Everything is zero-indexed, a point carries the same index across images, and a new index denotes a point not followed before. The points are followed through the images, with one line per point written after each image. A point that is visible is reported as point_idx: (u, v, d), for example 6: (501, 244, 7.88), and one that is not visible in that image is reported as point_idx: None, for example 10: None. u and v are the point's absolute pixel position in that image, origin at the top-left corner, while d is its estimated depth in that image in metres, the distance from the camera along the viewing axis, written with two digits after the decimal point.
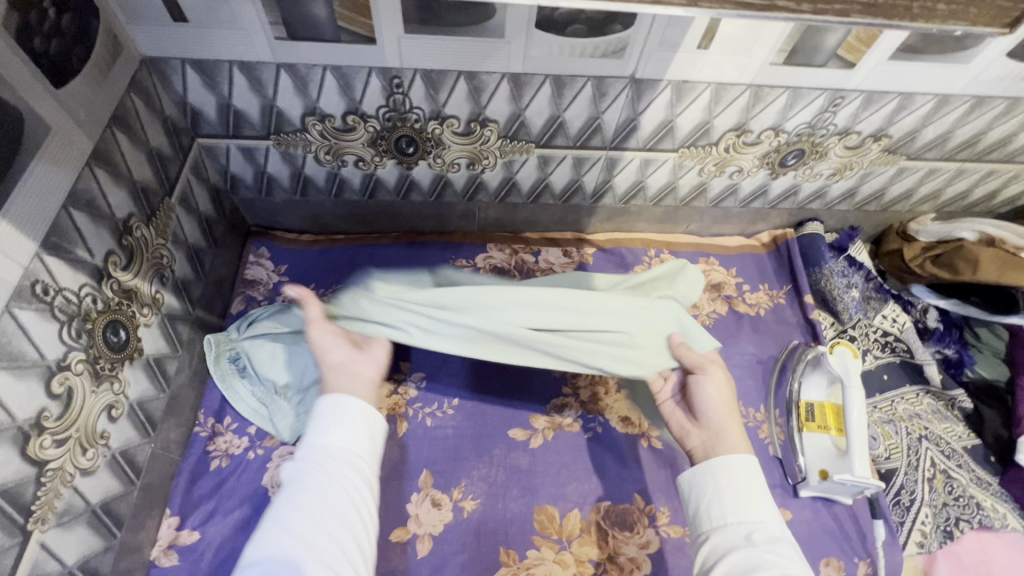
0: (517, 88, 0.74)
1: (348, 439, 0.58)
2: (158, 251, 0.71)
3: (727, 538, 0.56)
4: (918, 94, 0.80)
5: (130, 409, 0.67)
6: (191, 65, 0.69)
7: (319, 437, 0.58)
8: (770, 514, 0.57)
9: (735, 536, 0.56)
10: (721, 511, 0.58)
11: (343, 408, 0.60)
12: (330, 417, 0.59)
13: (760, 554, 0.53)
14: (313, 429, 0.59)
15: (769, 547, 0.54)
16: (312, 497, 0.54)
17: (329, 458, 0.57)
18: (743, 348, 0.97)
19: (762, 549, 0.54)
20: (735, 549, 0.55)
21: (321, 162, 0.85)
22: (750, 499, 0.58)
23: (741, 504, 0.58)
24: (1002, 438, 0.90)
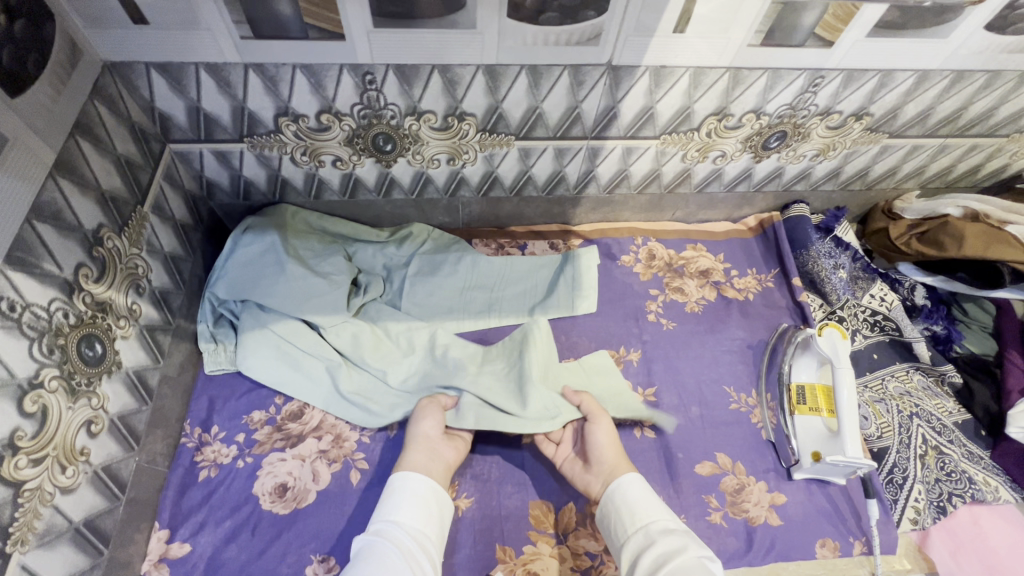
0: (493, 80, 0.73)
1: (412, 516, 0.66)
2: (132, 261, 0.69)
3: (637, 540, 0.66)
4: (898, 71, 0.79)
5: (111, 424, 0.66)
6: (156, 69, 0.67)
7: (391, 513, 0.66)
8: (658, 511, 0.68)
9: (639, 540, 0.66)
10: (624, 525, 0.68)
11: (417, 490, 0.68)
12: (404, 497, 0.68)
13: (656, 548, 0.63)
14: (387, 506, 0.67)
15: (662, 537, 0.64)
16: (373, 565, 0.60)
17: (399, 532, 0.64)
18: (732, 333, 0.96)
19: (659, 542, 0.64)
20: (641, 553, 0.64)
21: (298, 163, 0.83)
22: (637, 505, 0.69)
23: (634, 511, 0.68)
24: (992, 411, 0.90)
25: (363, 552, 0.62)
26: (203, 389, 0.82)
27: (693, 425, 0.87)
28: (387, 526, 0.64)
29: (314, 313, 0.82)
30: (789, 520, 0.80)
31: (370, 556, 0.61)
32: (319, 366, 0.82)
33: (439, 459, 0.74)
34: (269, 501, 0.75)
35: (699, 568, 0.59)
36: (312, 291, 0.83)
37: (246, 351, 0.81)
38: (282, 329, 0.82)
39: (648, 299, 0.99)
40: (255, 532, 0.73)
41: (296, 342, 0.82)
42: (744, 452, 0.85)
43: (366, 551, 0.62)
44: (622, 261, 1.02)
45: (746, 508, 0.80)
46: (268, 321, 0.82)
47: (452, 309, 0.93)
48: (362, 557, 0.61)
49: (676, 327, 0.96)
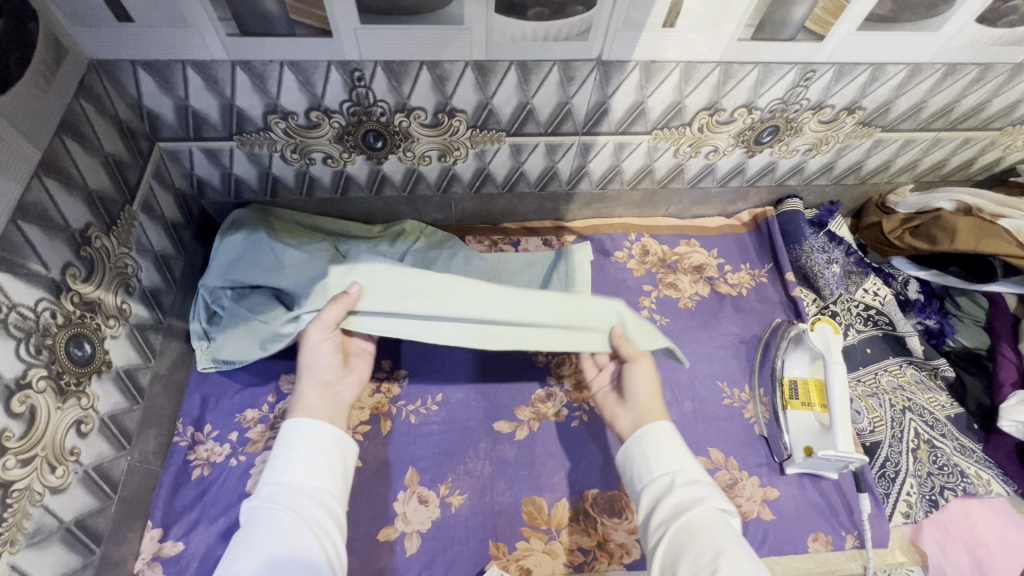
0: (482, 75, 0.73)
1: (315, 481, 0.61)
2: (121, 260, 0.69)
3: (658, 486, 0.64)
4: (889, 64, 0.78)
5: (102, 423, 0.66)
6: (143, 67, 0.67)
7: (291, 478, 0.61)
8: (684, 459, 0.65)
9: (659, 486, 0.63)
10: (647, 469, 0.66)
11: (314, 451, 0.63)
12: (301, 459, 0.62)
13: (680, 497, 0.61)
14: (284, 471, 0.61)
15: (686, 487, 0.62)
16: (270, 534, 0.56)
17: (304, 500, 0.59)
18: (725, 329, 0.96)
19: (682, 491, 0.62)
20: (663, 498, 0.62)
21: (288, 161, 0.83)
22: (664, 450, 0.66)
23: (659, 458, 0.65)
24: (985, 405, 0.91)
25: (265, 521, 0.57)
26: (196, 388, 0.82)
27: (686, 421, 0.87)
28: (292, 495, 0.59)
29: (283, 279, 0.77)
30: (781, 514, 0.80)
31: (268, 525, 0.57)
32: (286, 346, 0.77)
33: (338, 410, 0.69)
34: None
35: (722, 524, 0.58)
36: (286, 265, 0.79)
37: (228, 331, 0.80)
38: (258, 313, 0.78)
39: (642, 295, 0.99)
40: None
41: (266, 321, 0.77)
42: (736, 447, 0.85)
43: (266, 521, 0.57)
44: (615, 257, 1.02)
45: (739, 502, 0.80)
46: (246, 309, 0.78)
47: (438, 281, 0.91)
48: (264, 527, 0.56)
49: (669, 323, 0.96)
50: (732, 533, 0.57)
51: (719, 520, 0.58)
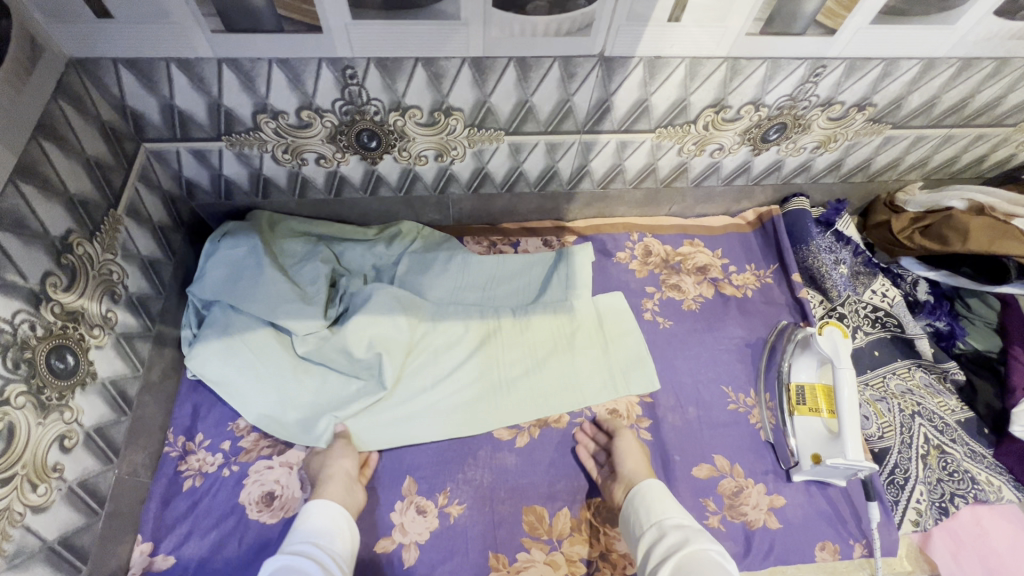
0: (480, 73, 0.70)
1: (332, 541, 0.64)
2: (105, 267, 0.67)
3: (650, 535, 0.65)
4: (903, 59, 0.76)
5: (87, 437, 0.64)
6: (125, 65, 0.64)
7: (306, 536, 0.64)
8: (672, 509, 0.67)
9: (651, 536, 0.65)
10: (639, 522, 0.68)
11: (332, 517, 0.67)
12: (320, 524, 0.65)
13: (669, 541, 0.63)
14: (305, 531, 0.64)
15: (673, 531, 0.64)
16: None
17: (318, 550, 0.62)
18: (730, 331, 0.94)
19: (671, 536, 0.63)
20: (655, 545, 0.64)
21: (280, 161, 0.80)
22: (651, 502, 0.69)
23: (650, 507, 0.68)
24: (996, 408, 0.88)
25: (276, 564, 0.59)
26: (187, 396, 0.80)
27: (690, 427, 0.85)
28: (308, 545, 0.62)
29: (287, 315, 0.78)
30: (788, 523, 0.78)
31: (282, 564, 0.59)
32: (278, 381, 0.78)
33: (352, 494, 0.72)
34: (256, 511, 0.73)
35: (710, 559, 0.58)
36: (283, 296, 0.79)
37: (210, 342, 0.77)
38: (251, 338, 0.78)
39: (645, 297, 0.96)
40: (242, 542, 0.71)
41: (258, 348, 0.78)
42: (741, 454, 0.83)
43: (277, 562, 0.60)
44: (617, 258, 1.00)
45: (745, 511, 0.79)
46: (231, 329, 0.78)
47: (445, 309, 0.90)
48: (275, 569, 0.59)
49: (672, 325, 0.94)
50: (719, 567, 0.57)
51: (707, 557, 0.59)
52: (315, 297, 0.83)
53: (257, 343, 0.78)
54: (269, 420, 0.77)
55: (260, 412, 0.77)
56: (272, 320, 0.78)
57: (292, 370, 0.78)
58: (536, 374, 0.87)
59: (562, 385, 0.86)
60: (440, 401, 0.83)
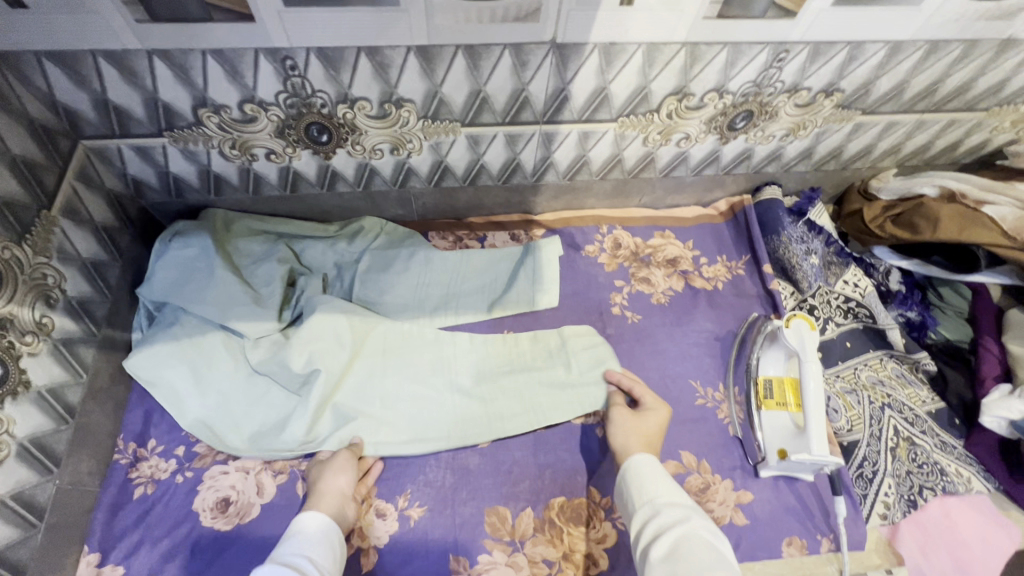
0: (428, 62, 0.67)
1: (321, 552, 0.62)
2: (39, 271, 0.64)
3: (644, 513, 0.63)
4: (868, 42, 0.73)
5: (21, 448, 0.62)
6: (50, 59, 0.61)
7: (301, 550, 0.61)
8: (665, 488, 0.65)
9: (644, 514, 0.63)
10: (632, 499, 0.66)
11: (325, 532, 0.65)
12: (313, 537, 0.63)
13: (663, 519, 0.61)
14: (295, 544, 0.62)
15: (670, 509, 0.62)
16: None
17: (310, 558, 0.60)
18: (700, 325, 0.92)
19: (666, 515, 0.61)
20: (647, 525, 0.62)
21: (228, 158, 0.77)
22: (646, 478, 0.66)
23: (641, 487, 0.66)
24: (966, 400, 0.87)
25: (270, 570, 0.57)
26: (138, 401, 0.78)
27: None
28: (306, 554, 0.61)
29: (238, 320, 0.77)
30: (756, 519, 0.77)
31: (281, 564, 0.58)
32: (227, 393, 0.76)
33: (342, 515, 0.69)
34: (210, 517, 0.71)
35: (701, 542, 0.57)
36: (235, 299, 0.77)
37: (157, 346, 0.75)
38: (206, 343, 0.77)
39: (613, 291, 0.94)
40: (194, 550, 0.69)
41: (212, 353, 0.77)
42: (709, 449, 0.82)
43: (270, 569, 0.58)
44: (586, 251, 0.97)
45: (712, 507, 0.77)
46: (182, 332, 0.76)
47: (406, 307, 0.89)
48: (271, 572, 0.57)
49: (641, 320, 0.92)
50: (713, 550, 0.56)
51: (703, 538, 0.58)
52: (267, 298, 0.80)
53: (207, 354, 0.76)
54: (206, 426, 0.75)
55: (196, 417, 0.75)
56: (222, 321, 0.76)
57: (243, 384, 0.76)
58: (500, 384, 0.83)
59: (525, 395, 0.82)
60: (413, 417, 0.79)
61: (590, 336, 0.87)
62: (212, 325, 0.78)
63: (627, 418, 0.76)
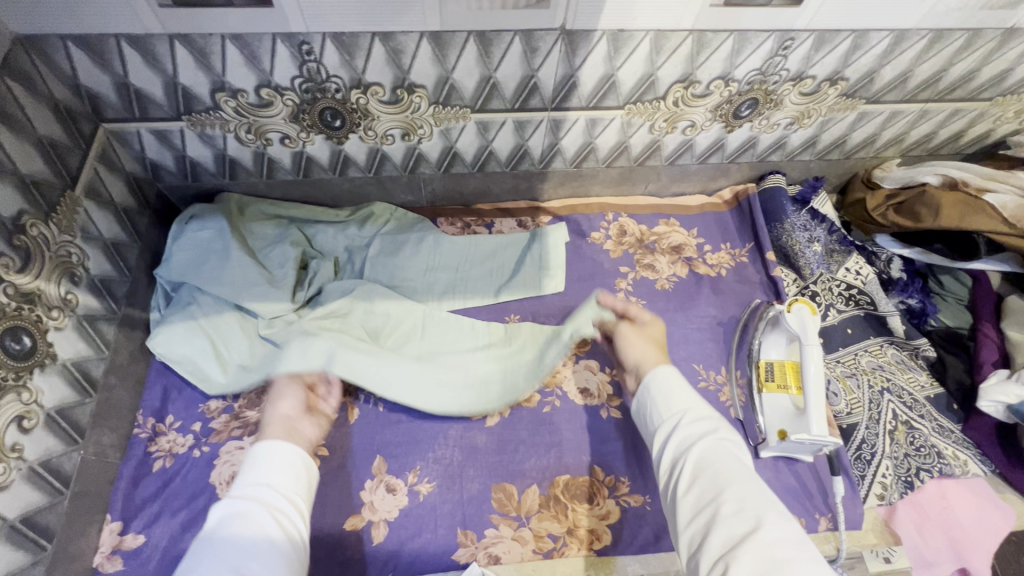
0: (440, 48, 0.69)
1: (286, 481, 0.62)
2: (64, 249, 0.67)
3: (666, 425, 0.65)
4: (872, 31, 0.74)
5: (48, 418, 0.65)
6: (75, 43, 0.63)
7: (260, 478, 0.61)
8: (690, 402, 0.66)
9: (667, 427, 0.65)
10: (656, 411, 0.67)
11: (283, 456, 0.64)
12: (269, 463, 0.63)
13: (688, 430, 0.62)
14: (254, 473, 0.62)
15: (693, 425, 0.63)
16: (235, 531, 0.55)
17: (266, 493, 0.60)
18: (703, 310, 0.94)
19: (690, 428, 0.62)
20: (671, 436, 0.63)
21: (243, 142, 0.79)
22: (668, 396, 0.67)
23: (662, 399, 0.67)
24: (965, 385, 0.89)
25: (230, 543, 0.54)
26: (157, 378, 0.80)
27: None
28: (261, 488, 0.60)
29: (252, 300, 0.79)
30: None
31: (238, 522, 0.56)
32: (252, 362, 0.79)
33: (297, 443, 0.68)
34: (227, 490, 0.73)
35: (734, 456, 0.58)
36: (249, 278, 0.79)
37: (174, 325, 0.78)
38: (225, 320, 0.79)
39: (618, 277, 0.96)
40: None
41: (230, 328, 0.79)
42: None
43: (222, 544, 0.54)
44: (592, 238, 0.99)
45: None
46: (199, 311, 0.79)
47: (415, 292, 0.90)
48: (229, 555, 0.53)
49: (645, 305, 0.94)
50: (741, 465, 0.58)
51: (730, 451, 0.59)
52: (281, 278, 0.82)
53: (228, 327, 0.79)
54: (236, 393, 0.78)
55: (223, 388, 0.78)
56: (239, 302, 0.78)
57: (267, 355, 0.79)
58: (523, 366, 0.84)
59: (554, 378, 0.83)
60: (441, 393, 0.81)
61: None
62: (227, 305, 0.80)
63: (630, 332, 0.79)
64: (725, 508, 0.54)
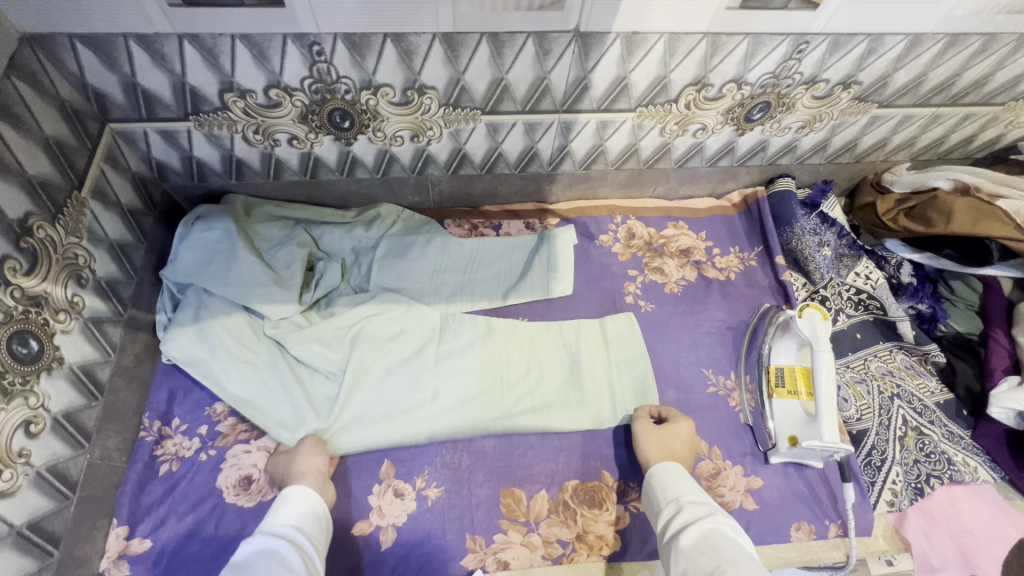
0: (452, 49, 0.68)
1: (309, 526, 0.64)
2: (70, 251, 0.66)
3: (670, 509, 0.65)
4: (887, 35, 0.74)
5: (55, 423, 0.64)
6: (82, 42, 0.62)
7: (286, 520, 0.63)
8: (692, 490, 0.67)
9: (669, 510, 0.65)
10: (658, 499, 0.68)
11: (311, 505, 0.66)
12: (298, 506, 0.65)
13: (689, 512, 0.63)
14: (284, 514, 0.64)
15: (693, 508, 0.63)
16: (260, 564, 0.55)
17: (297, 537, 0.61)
18: (712, 314, 0.93)
19: (691, 510, 0.63)
20: (672, 519, 0.64)
21: (251, 142, 0.78)
22: (669, 482, 0.69)
23: (666, 487, 0.68)
24: (975, 391, 0.88)
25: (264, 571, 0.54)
26: (163, 381, 0.80)
27: None
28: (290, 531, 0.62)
29: (259, 301, 0.78)
30: (765, 504, 0.79)
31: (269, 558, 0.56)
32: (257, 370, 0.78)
33: (322, 493, 0.69)
34: (233, 494, 0.73)
35: (728, 538, 0.58)
36: (256, 279, 0.79)
37: (185, 327, 0.77)
38: (228, 323, 0.78)
39: (627, 281, 0.95)
40: (219, 526, 0.71)
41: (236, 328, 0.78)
42: (721, 436, 0.83)
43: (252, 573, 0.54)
44: (600, 241, 0.98)
45: (722, 492, 0.79)
46: (204, 315, 0.78)
47: (422, 294, 0.90)
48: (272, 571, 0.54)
49: (654, 309, 0.93)
50: (740, 545, 0.57)
51: (725, 536, 0.58)
52: (289, 281, 0.82)
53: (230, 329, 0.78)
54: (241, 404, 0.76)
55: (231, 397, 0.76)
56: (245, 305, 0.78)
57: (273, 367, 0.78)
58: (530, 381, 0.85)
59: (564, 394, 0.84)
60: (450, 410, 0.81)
61: (623, 328, 0.90)
62: (236, 307, 0.79)
63: (651, 429, 0.77)
64: None
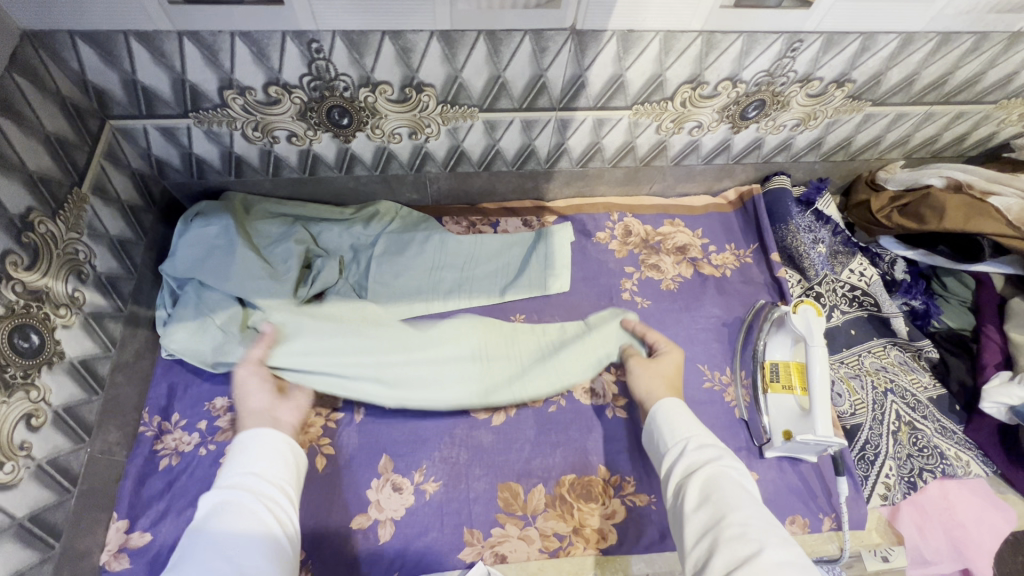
0: (450, 47, 0.69)
1: (276, 469, 0.63)
2: (71, 246, 0.67)
3: (677, 450, 0.66)
4: (881, 33, 0.75)
5: (56, 417, 0.65)
6: (83, 39, 0.62)
7: (249, 466, 0.62)
8: (700, 431, 0.67)
9: (676, 452, 0.66)
10: (665, 439, 0.68)
11: (274, 447, 0.65)
12: (259, 451, 0.64)
13: (696, 458, 0.63)
14: (246, 460, 0.63)
15: (697, 453, 0.64)
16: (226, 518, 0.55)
17: (258, 483, 0.60)
18: (708, 311, 0.94)
19: (698, 455, 0.63)
20: (679, 462, 0.64)
21: (250, 140, 0.79)
22: (677, 423, 0.69)
23: (673, 429, 0.68)
24: (967, 386, 0.89)
25: (227, 524, 0.55)
26: (163, 376, 0.81)
27: None
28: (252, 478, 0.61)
29: (258, 296, 0.79)
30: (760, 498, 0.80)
31: (228, 511, 0.56)
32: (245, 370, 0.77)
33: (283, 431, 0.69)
34: None
35: (735, 484, 0.58)
36: (253, 275, 0.79)
37: (185, 322, 0.78)
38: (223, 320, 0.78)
39: (624, 277, 0.96)
40: None
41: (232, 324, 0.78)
42: (717, 431, 0.84)
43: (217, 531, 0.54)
44: (597, 238, 0.99)
45: None
46: (202, 309, 0.78)
47: (419, 291, 0.90)
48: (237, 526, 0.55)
49: (650, 305, 0.94)
50: (743, 490, 0.58)
51: (732, 481, 0.58)
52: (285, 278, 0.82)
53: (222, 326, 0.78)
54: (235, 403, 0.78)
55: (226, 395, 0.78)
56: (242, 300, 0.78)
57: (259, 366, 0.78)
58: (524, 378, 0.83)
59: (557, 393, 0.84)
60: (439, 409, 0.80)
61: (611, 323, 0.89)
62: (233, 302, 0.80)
63: (645, 363, 0.82)
64: (727, 532, 0.53)
